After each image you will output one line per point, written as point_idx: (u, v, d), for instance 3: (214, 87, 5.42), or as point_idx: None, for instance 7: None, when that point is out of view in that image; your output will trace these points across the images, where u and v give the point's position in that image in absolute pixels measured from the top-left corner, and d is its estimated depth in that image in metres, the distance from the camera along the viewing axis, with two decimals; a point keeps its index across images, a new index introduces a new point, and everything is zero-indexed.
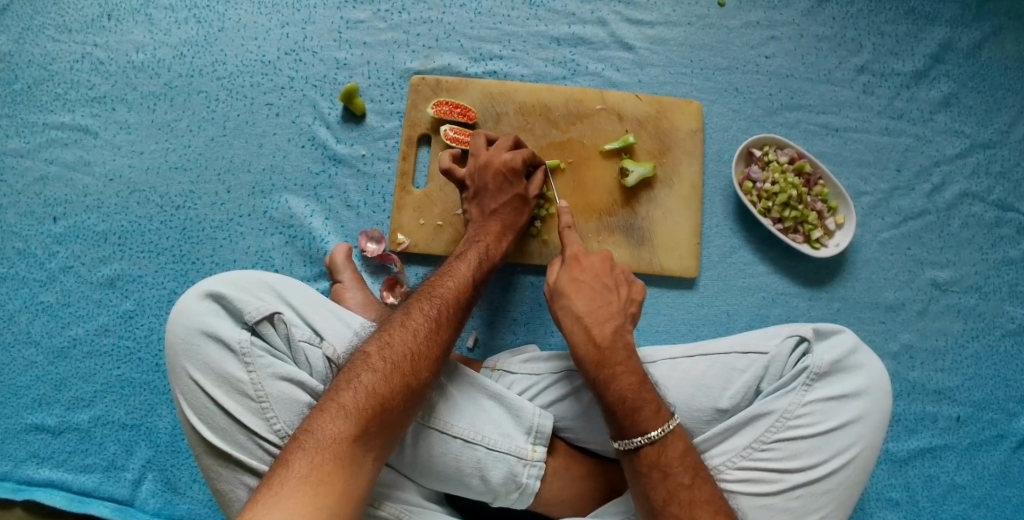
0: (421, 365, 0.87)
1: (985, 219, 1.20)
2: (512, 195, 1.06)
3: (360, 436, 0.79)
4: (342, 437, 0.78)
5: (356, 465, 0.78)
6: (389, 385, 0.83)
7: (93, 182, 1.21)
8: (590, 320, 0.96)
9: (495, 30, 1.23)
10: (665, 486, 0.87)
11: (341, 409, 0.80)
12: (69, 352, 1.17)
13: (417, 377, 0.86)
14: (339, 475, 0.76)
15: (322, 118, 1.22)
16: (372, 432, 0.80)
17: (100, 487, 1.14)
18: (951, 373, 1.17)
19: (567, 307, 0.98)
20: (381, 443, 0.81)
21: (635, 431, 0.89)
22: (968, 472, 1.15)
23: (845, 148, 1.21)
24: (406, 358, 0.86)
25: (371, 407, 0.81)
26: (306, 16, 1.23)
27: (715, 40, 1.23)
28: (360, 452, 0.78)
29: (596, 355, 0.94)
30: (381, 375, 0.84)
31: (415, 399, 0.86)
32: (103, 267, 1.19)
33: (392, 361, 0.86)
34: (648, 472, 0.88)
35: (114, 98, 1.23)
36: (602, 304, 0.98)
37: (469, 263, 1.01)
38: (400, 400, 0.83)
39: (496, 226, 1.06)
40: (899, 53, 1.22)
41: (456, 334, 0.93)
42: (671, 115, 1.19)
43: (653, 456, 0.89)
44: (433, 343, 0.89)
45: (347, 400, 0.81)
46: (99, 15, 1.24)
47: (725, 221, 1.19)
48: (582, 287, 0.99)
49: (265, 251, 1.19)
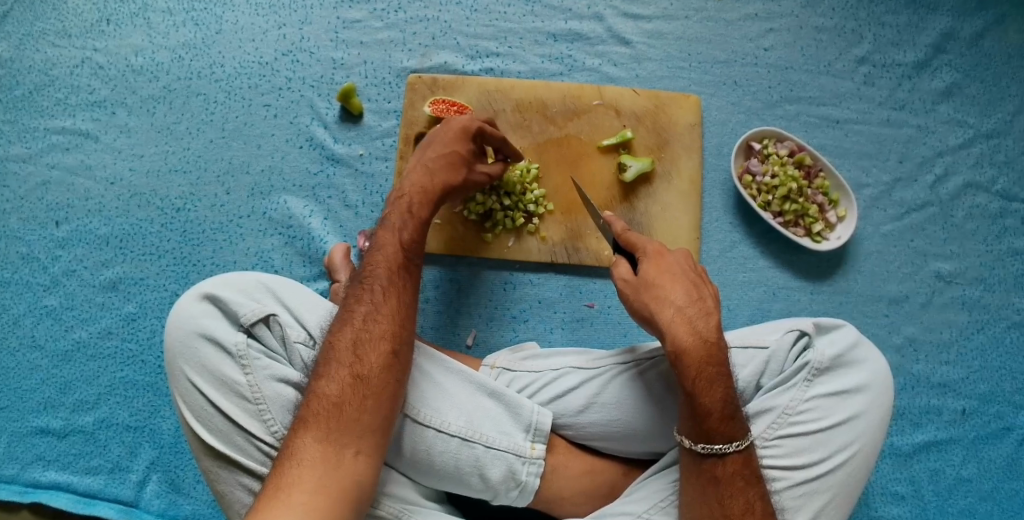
0: (365, 353, 0.86)
1: (989, 210, 1.18)
2: (454, 150, 1.02)
3: (326, 435, 0.81)
4: (309, 443, 0.80)
5: (333, 461, 0.79)
6: (337, 384, 0.84)
7: (94, 187, 1.22)
8: (691, 313, 0.90)
9: (491, 27, 1.23)
10: (745, 496, 0.87)
11: (302, 419, 0.82)
12: (73, 355, 1.18)
13: (364, 363, 0.85)
14: (313, 477, 0.78)
15: (319, 118, 1.22)
16: (337, 428, 0.81)
17: (105, 489, 1.14)
18: (955, 366, 1.16)
19: (662, 298, 0.91)
20: (354, 435, 0.82)
21: (722, 437, 0.87)
22: (974, 465, 1.13)
23: (846, 140, 1.19)
24: (349, 352, 0.86)
25: (326, 407, 0.82)
26: (302, 17, 1.24)
27: (713, 33, 1.22)
28: (330, 450, 0.80)
29: (703, 352, 0.88)
30: (328, 376, 0.85)
31: (372, 381, 0.85)
32: (105, 270, 1.20)
33: (335, 356, 0.86)
34: (729, 480, 0.87)
35: (114, 103, 1.24)
36: (700, 298, 0.91)
37: (393, 228, 0.96)
38: (354, 389, 0.84)
39: (424, 175, 1.01)
40: (900, 43, 1.21)
41: (400, 305, 0.90)
42: (669, 109, 1.18)
43: (738, 464, 0.88)
44: (377, 321, 0.88)
45: (305, 410, 0.83)
46: (98, 21, 1.25)
47: (724, 215, 1.18)
48: (675, 278, 0.92)
49: (265, 252, 1.19)
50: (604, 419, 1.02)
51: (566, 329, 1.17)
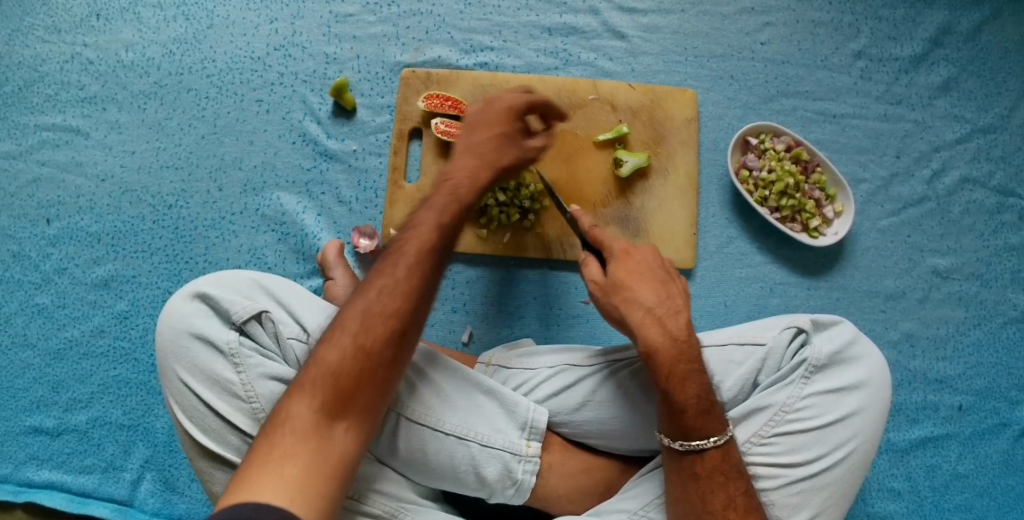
0: (378, 324, 0.78)
1: (986, 205, 1.18)
2: (501, 130, 0.97)
3: (321, 406, 0.73)
4: (301, 412, 0.73)
5: (324, 438, 0.72)
6: (340, 350, 0.76)
7: (85, 184, 1.20)
8: (661, 313, 0.91)
9: (486, 21, 1.21)
10: (726, 491, 0.86)
11: (299, 386, 0.75)
12: (65, 354, 1.17)
13: (372, 333, 0.78)
14: (301, 452, 0.70)
15: (312, 113, 1.20)
16: (334, 400, 0.74)
17: (99, 488, 1.13)
18: (952, 361, 1.15)
19: (631, 299, 0.92)
20: (350, 410, 0.75)
21: (699, 434, 0.86)
22: (970, 460, 1.13)
23: (843, 134, 1.18)
24: (360, 320, 0.79)
25: (326, 376, 0.75)
26: (295, 11, 1.23)
27: (709, 27, 1.21)
28: (325, 423, 0.73)
29: (674, 350, 0.88)
30: (332, 341, 0.77)
31: (378, 354, 0.77)
32: (96, 268, 1.18)
33: (344, 323, 0.78)
34: (709, 476, 0.87)
35: (104, 98, 1.22)
36: (668, 297, 0.92)
37: (430, 205, 0.89)
38: (358, 360, 0.76)
39: (473, 160, 0.94)
40: (898, 38, 1.20)
41: (426, 280, 0.83)
42: (666, 103, 1.17)
43: (717, 460, 0.87)
44: (395, 291, 0.80)
45: (304, 375, 0.76)
46: (88, 15, 1.24)
47: (721, 211, 1.18)
48: (644, 278, 0.93)
49: (257, 249, 1.18)
50: (600, 417, 1.02)
51: (562, 325, 1.17)
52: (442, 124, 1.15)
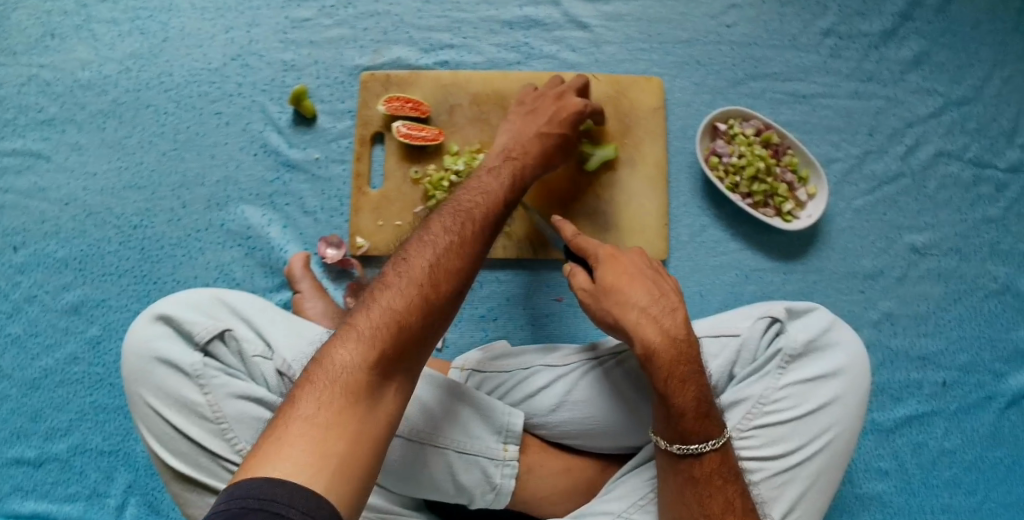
0: (442, 282, 0.76)
1: (962, 178, 1.15)
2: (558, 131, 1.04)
3: (376, 359, 0.69)
4: (354, 363, 0.68)
5: (373, 402, 0.68)
6: (404, 299, 0.73)
7: (49, 209, 1.19)
8: (656, 312, 0.87)
9: (444, 18, 1.19)
10: (724, 494, 0.85)
11: (359, 335, 0.70)
12: (41, 382, 1.16)
13: (436, 290, 0.75)
14: (348, 412, 0.66)
15: (273, 123, 1.18)
16: (391, 355, 0.70)
17: (84, 516, 1.13)
18: (934, 338, 1.14)
19: (624, 300, 0.88)
20: (400, 369, 0.71)
21: (700, 437, 0.85)
22: (957, 436, 1.12)
23: (813, 114, 1.16)
24: (426, 273, 0.76)
25: (387, 324, 0.71)
26: (250, 19, 1.20)
27: (673, 12, 1.18)
28: (377, 382, 0.69)
29: (673, 351, 0.85)
30: (394, 288, 0.74)
31: (439, 313, 0.75)
32: (66, 293, 1.17)
33: (407, 271, 0.75)
34: (707, 479, 0.85)
35: (63, 120, 1.20)
36: (662, 295, 0.89)
37: (490, 183, 0.93)
38: (419, 314, 0.73)
39: (533, 145, 1.02)
40: (865, 12, 1.17)
41: (485, 249, 0.83)
42: (630, 93, 1.15)
43: (715, 463, 0.86)
44: (455, 256, 0.78)
45: (359, 320, 0.72)
46: (41, 35, 1.21)
47: (692, 199, 1.16)
48: (634, 278, 0.90)
49: (225, 265, 1.16)
50: (576, 417, 1.00)
51: (537, 325, 1.15)
52: (403, 126, 1.12)
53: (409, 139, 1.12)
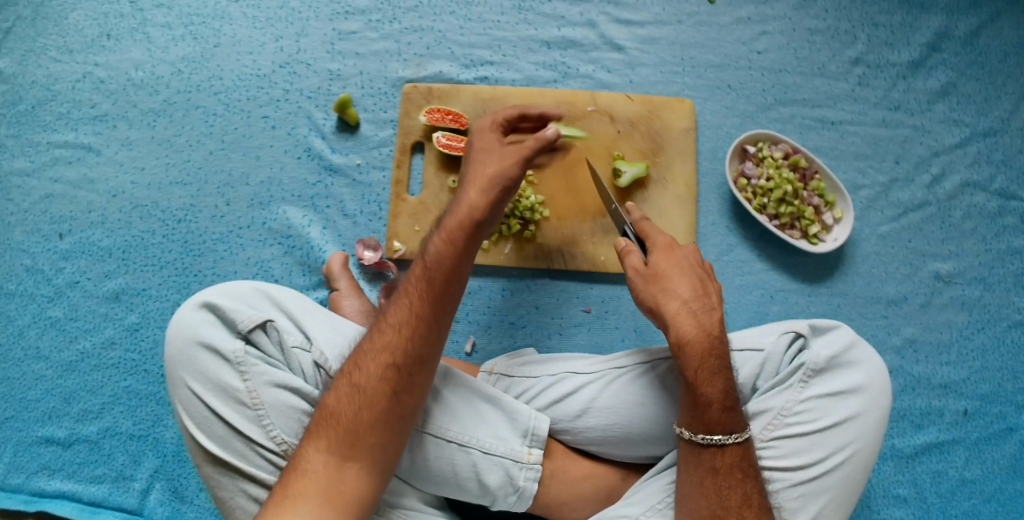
0: (370, 366, 0.85)
1: (987, 209, 1.17)
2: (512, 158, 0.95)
3: (324, 445, 0.81)
4: (308, 455, 0.81)
5: (332, 477, 0.80)
6: (338, 395, 0.85)
7: (97, 200, 1.24)
8: (697, 307, 0.91)
9: (485, 36, 1.24)
10: (743, 488, 0.87)
11: (311, 430, 0.83)
12: (77, 365, 1.20)
13: (363, 375, 0.85)
14: (310, 492, 0.79)
15: (316, 129, 1.23)
16: (335, 439, 0.82)
17: (109, 497, 1.16)
18: (956, 366, 1.15)
19: (667, 290, 0.93)
20: (353, 447, 0.82)
21: (723, 429, 0.87)
22: (978, 466, 1.12)
23: (841, 141, 1.19)
24: (356, 366, 0.86)
25: (329, 419, 0.83)
26: (298, 29, 1.26)
27: (706, 37, 1.22)
28: (331, 465, 0.81)
29: (705, 344, 0.89)
30: (334, 388, 0.86)
31: (375, 390, 0.84)
32: (108, 282, 1.22)
33: (342, 369, 0.87)
34: (728, 471, 0.87)
35: (115, 116, 1.26)
36: (705, 292, 0.93)
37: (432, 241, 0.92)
38: (355, 402, 0.83)
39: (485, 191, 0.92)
40: (894, 44, 1.20)
41: (421, 310, 0.87)
42: (663, 113, 1.18)
43: (737, 455, 0.88)
44: (384, 333, 0.86)
45: (314, 420, 0.84)
46: (99, 36, 1.28)
47: (720, 219, 1.18)
48: (683, 271, 0.94)
49: (264, 261, 1.20)
50: (602, 424, 1.02)
51: (564, 335, 1.18)
52: (443, 136, 1.17)
53: (448, 149, 1.17)
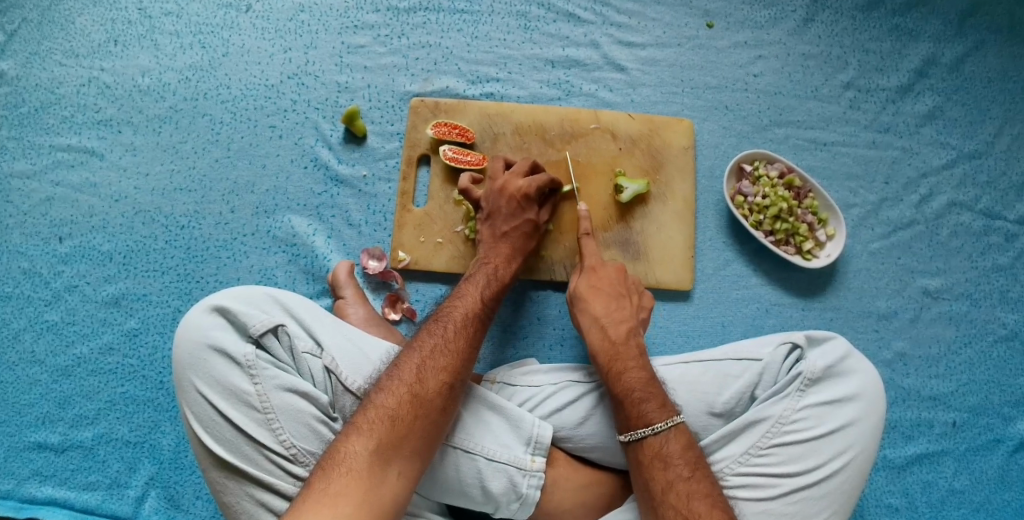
0: (430, 380, 0.91)
1: (973, 227, 1.22)
2: (523, 219, 1.11)
3: (374, 445, 0.84)
4: (356, 450, 0.84)
5: (377, 479, 0.83)
6: (394, 397, 0.89)
7: (99, 204, 1.24)
8: (606, 322, 1.04)
9: (491, 54, 1.27)
10: (666, 476, 0.90)
11: (359, 426, 0.86)
12: (73, 370, 1.19)
13: (424, 386, 0.90)
14: (356, 487, 0.81)
15: (324, 139, 1.25)
16: (386, 441, 0.85)
17: (102, 505, 1.15)
18: (944, 379, 1.19)
19: (585, 309, 1.07)
20: (400, 454, 0.85)
21: (641, 422, 0.94)
22: (966, 477, 1.16)
23: (833, 161, 1.24)
24: (415, 375, 0.91)
25: (381, 419, 0.87)
26: (308, 42, 1.28)
27: (704, 60, 1.27)
28: (378, 464, 0.83)
29: (610, 350, 1.01)
30: (387, 389, 0.90)
31: (430, 402, 0.90)
32: (107, 286, 1.21)
33: (398, 374, 0.91)
34: (649, 462, 0.92)
35: (120, 121, 1.27)
36: (617, 308, 1.06)
37: (478, 283, 1.05)
38: (409, 408, 0.88)
39: (506, 249, 1.10)
40: (883, 69, 1.26)
41: (476, 345, 0.98)
42: (663, 132, 1.22)
43: (655, 447, 0.93)
44: (442, 355, 0.94)
45: (361, 419, 0.87)
46: (106, 41, 1.28)
47: (717, 235, 1.22)
48: (600, 292, 1.07)
49: (268, 269, 1.21)
50: (604, 432, 1.04)
51: (565, 345, 1.20)
52: (449, 149, 1.20)
53: (454, 162, 1.19)
